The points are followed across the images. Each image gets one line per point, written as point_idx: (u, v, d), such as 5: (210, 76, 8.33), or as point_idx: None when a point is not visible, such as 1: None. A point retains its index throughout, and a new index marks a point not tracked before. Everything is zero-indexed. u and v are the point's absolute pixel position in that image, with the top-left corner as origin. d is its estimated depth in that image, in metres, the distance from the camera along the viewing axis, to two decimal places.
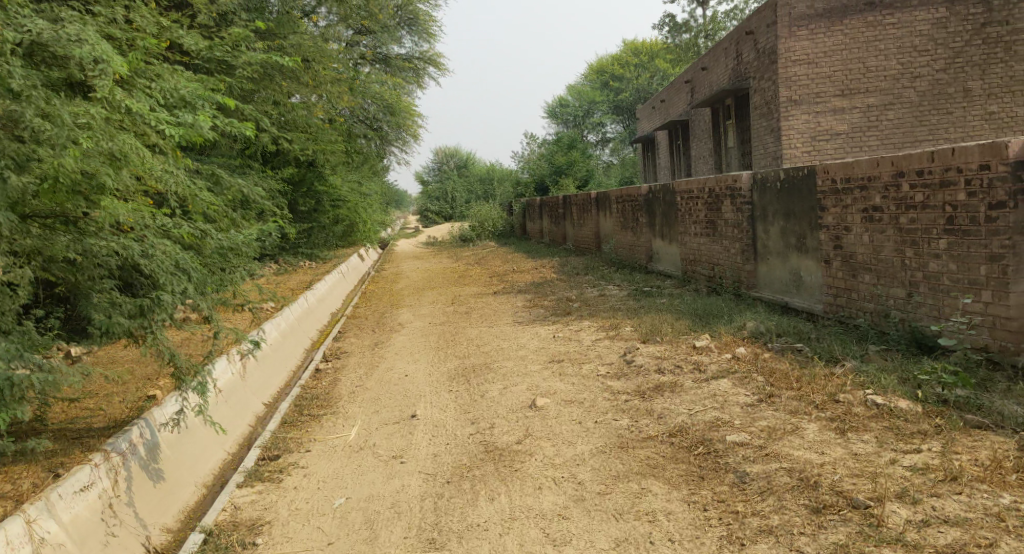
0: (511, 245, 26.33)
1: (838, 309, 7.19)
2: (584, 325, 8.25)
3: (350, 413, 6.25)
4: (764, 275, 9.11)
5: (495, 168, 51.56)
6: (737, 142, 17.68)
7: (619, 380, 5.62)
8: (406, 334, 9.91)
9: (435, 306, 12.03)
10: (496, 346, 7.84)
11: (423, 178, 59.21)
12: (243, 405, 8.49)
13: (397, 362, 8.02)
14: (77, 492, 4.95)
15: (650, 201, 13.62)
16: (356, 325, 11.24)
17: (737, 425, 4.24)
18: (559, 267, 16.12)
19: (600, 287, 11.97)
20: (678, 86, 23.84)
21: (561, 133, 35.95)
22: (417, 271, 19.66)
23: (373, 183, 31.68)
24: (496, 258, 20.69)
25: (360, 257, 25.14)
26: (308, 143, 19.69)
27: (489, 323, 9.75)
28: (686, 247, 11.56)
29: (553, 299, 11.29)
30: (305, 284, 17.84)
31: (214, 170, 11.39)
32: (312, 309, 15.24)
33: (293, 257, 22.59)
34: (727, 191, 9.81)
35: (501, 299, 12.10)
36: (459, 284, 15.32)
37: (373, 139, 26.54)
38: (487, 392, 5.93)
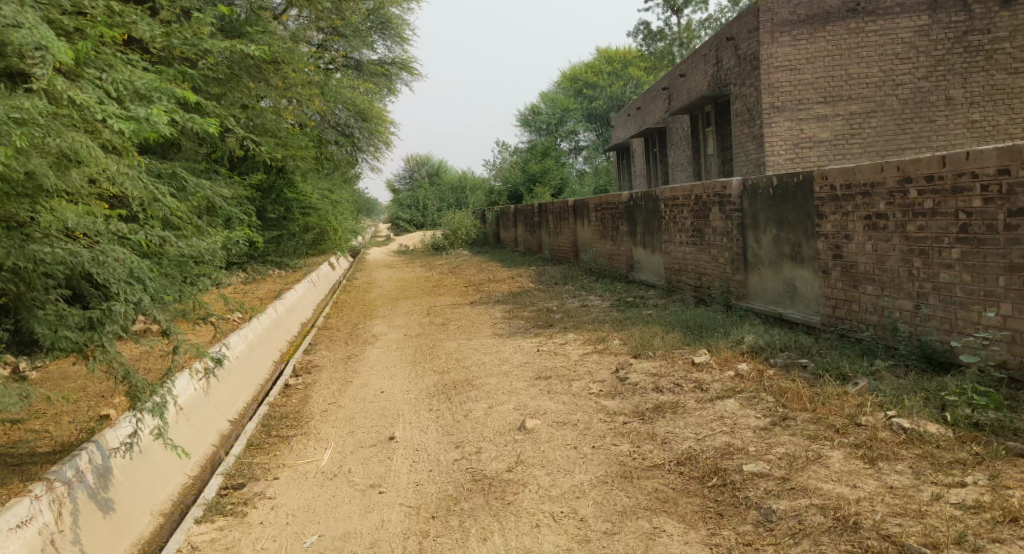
0: (486, 254, 25.89)
1: (837, 322, 6.89)
2: (570, 338, 7.82)
3: (323, 434, 5.75)
4: (754, 285, 8.81)
5: (468, 176, 51.11)
6: (717, 149, 17.50)
7: (613, 398, 5.21)
8: (381, 346, 9.42)
9: (410, 317, 11.55)
10: (476, 360, 7.40)
11: (395, 186, 58.51)
12: (206, 423, 7.94)
13: (373, 376, 7.55)
14: (13, 528, 4.40)
15: (631, 208, 13.29)
16: (328, 337, 10.70)
17: (753, 453, 3.86)
18: (536, 277, 15.71)
19: (582, 297, 11.56)
20: (655, 93, 23.68)
21: (536, 141, 35.69)
22: (390, 280, 19.11)
23: (344, 190, 30.99)
24: (472, 267, 20.25)
25: (330, 266, 24.48)
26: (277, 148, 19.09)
27: (468, 335, 9.28)
28: (670, 256, 11.23)
29: (533, 309, 10.85)
30: (274, 293, 17.22)
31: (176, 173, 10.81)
32: (281, 319, 14.66)
33: (261, 266, 21.89)
34: (715, 197, 9.51)
35: (478, 309, 11.62)
36: (434, 294, 14.82)
37: (344, 145, 25.95)
38: (471, 412, 5.49)
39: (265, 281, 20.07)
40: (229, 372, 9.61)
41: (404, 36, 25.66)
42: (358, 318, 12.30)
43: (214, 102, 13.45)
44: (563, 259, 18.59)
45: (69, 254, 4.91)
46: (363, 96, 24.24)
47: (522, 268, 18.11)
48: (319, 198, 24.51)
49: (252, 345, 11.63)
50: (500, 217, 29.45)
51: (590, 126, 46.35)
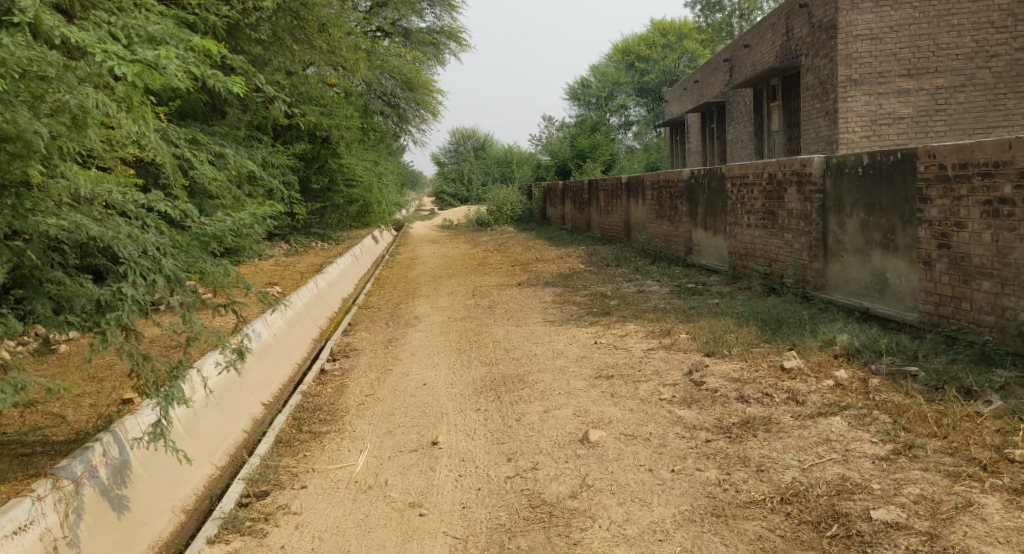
0: (532, 231, 25.18)
1: (941, 321, 6.03)
2: (630, 330, 7.11)
3: (358, 433, 5.17)
4: (835, 275, 7.94)
5: (514, 150, 50.29)
6: (783, 126, 16.40)
7: (690, 409, 4.48)
8: (423, 330, 8.83)
9: (454, 297, 10.94)
10: (527, 351, 6.73)
11: (440, 159, 57.99)
12: (238, 407, 7.48)
13: (414, 365, 6.95)
14: (11, 535, 3.92)
15: (692, 186, 12.43)
16: (368, 317, 10.15)
17: (880, 492, 3.11)
18: (587, 257, 14.96)
19: (637, 282, 10.79)
20: (714, 66, 22.51)
21: (585, 116, 34.71)
22: (434, 256, 18.54)
23: (389, 162, 30.49)
24: (518, 244, 19.58)
25: (373, 239, 24.06)
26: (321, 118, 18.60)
27: (516, 321, 8.62)
28: (736, 239, 10.37)
29: (586, 294, 10.14)
30: (316, 267, 16.83)
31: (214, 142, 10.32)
32: (321, 294, 14.25)
33: (304, 238, 21.56)
34: (793, 177, 8.62)
35: (527, 292, 10.95)
36: (479, 273, 14.18)
37: (389, 116, 25.36)
38: (524, 416, 4.82)
39: (308, 254, 19.71)
40: (265, 352, 9.19)
41: (453, 4, 24.88)
42: (400, 297, 11.74)
43: (255, 67, 12.92)
44: (614, 238, 17.78)
45: (77, 227, 4.40)
46: (409, 65, 23.54)
47: (571, 247, 17.37)
48: (364, 170, 24.05)
49: (290, 323, 11.21)
50: (547, 193, 28.67)
51: (641, 101, 44.95)
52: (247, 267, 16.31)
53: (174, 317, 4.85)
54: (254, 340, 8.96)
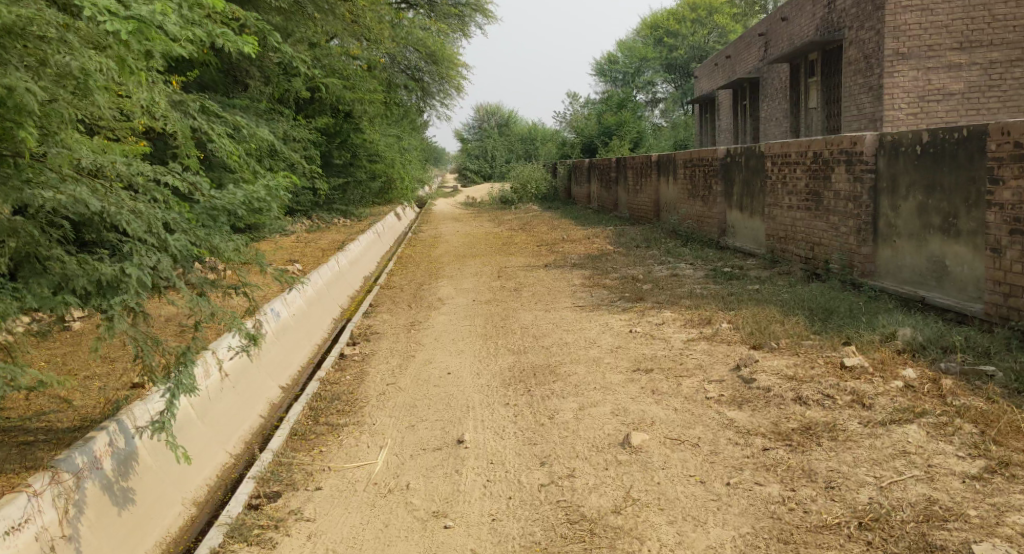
0: (557, 210, 24.70)
1: (1011, 314, 5.53)
2: (667, 317, 6.68)
3: (377, 426, 4.81)
4: (886, 261, 7.43)
5: (539, 127, 49.58)
6: (822, 102, 15.71)
7: (742, 410, 4.07)
8: (445, 313, 8.45)
9: (479, 279, 10.56)
10: (557, 340, 6.34)
11: (463, 136, 57.42)
12: (254, 391, 7.17)
13: (437, 351, 6.58)
14: (3, 535, 3.58)
15: (727, 165, 11.89)
16: (389, 298, 9.80)
17: (977, 522, 2.69)
18: (615, 238, 14.49)
19: (670, 265, 10.32)
20: (748, 40, 21.71)
21: (612, 92, 33.98)
22: (457, 234, 18.15)
23: (412, 138, 30.07)
24: (543, 224, 19.12)
25: (396, 216, 23.70)
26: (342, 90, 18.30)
27: (543, 305, 8.22)
28: (776, 222, 9.85)
29: (616, 277, 9.70)
30: (337, 244, 16.54)
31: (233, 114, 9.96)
32: (342, 272, 13.94)
33: (326, 215, 21.28)
34: (842, 155, 8.08)
35: (554, 274, 10.53)
36: (503, 252, 13.77)
37: (412, 90, 24.86)
38: (557, 413, 4.44)
39: (330, 231, 19.42)
40: (283, 333, 8.89)
41: None
42: (423, 278, 11.37)
43: (275, 37, 12.52)
44: (643, 218, 17.25)
45: (76, 199, 4.06)
46: (433, 38, 23.00)
47: (598, 227, 16.89)
48: (387, 146, 23.67)
49: (311, 302, 10.91)
50: (572, 170, 28.10)
51: (669, 77, 43.91)
52: (267, 243, 16.05)
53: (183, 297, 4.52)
54: (271, 322, 8.67)
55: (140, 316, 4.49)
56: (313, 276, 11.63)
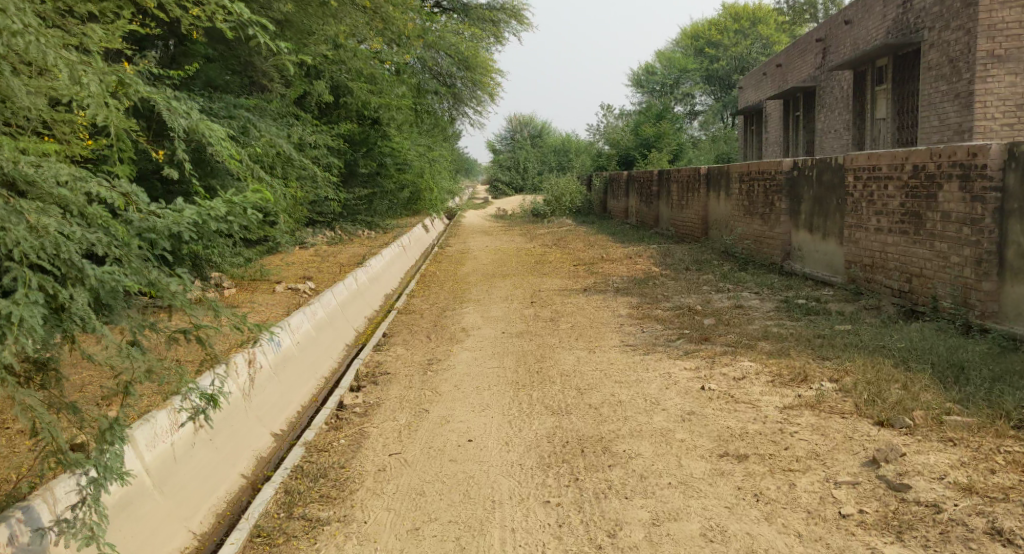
0: (593, 224, 23.36)
1: None
2: (747, 367, 5.32)
3: (370, 527, 3.50)
4: (1018, 301, 5.97)
5: (572, 139, 48.32)
6: (894, 112, 14.21)
7: (908, 548, 2.70)
8: (469, 349, 7.17)
9: (510, 304, 9.25)
10: (609, 396, 5.01)
11: (494, 147, 56.40)
12: (237, 441, 5.96)
13: (457, 406, 5.27)
14: None
15: (795, 179, 10.51)
16: (405, 326, 8.52)
17: None
18: (661, 258, 13.11)
19: (731, 294, 8.93)
20: (803, 47, 20.24)
21: (651, 103, 32.65)
22: (487, 250, 16.87)
23: (442, 147, 29.04)
24: (579, 240, 17.78)
25: (423, 227, 22.55)
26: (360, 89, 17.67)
27: (588, 342, 6.90)
28: (861, 246, 8.39)
29: (671, 307, 8.34)
30: (358, 259, 15.41)
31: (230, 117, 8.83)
32: (360, 291, 12.77)
33: (349, 226, 20.20)
34: (955, 168, 6.63)
35: (596, 300, 9.20)
36: (536, 272, 12.46)
37: (442, 97, 23.77)
38: (624, 531, 3.10)
39: (352, 243, 18.31)
40: (283, 365, 7.78)
41: None
42: (447, 301, 10.11)
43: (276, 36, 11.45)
44: (688, 236, 15.85)
45: None
46: (467, 43, 22.25)
47: (640, 245, 15.53)
48: (416, 155, 22.59)
49: (321, 326, 9.81)
50: (609, 183, 26.76)
51: (708, 89, 42.39)
52: (284, 257, 14.99)
53: (115, 350, 3.22)
54: (270, 352, 7.58)
55: (52, 379, 3.25)
56: (326, 295, 10.55)
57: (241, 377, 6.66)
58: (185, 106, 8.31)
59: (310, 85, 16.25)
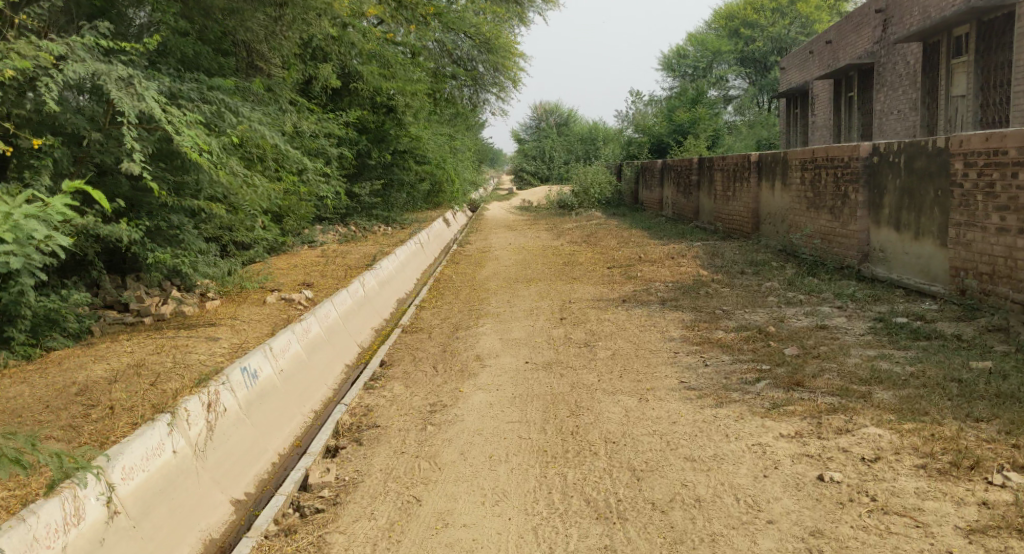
0: (625, 217, 21.76)
1: None
2: (874, 441, 3.73)
3: None
4: None
5: (600, 126, 46.55)
6: (976, 88, 12.39)
7: None
8: (485, 388, 5.66)
9: (537, 321, 7.74)
10: (679, 488, 3.46)
11: (519, 136, 54.85)
12: (175, 527, 4.50)
13: (463, 493, 3.76)
14: None
15: (876, 167, 8.82)
16: (411, 352, 7.04)
17: None
18: (709, 259, 11.49)
19: (807, 309, 7.31)
20: (857, 20, 18.36)
21: (684, 87, 30.89)
22: (511, 248, 15.35)
23: (465, 136, 27.59)
24: (611, 236, 16.20)
25: (444, 221, 21.08)
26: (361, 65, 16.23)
27: (636, 381, 5.35)
28: (975, 251, 6.72)
29: (736, 328, 6.77)
30: (368, 260, 13.98)
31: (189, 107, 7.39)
32: (368, 299, 11.32)
33: (365, 221, 18.80)
34: None
35: (640, 316, 7.65)
36: (566, 277, 10.91)
37: (462, 82, 22.28)
38: None
39: (365, 241, 16.90)
40: (258, 405, 6.40)
41: None
42: (462, 315, 8.60)
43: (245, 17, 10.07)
44: (736, 231, 14.19)
45: None
46: (489, 23, 20.80)
47: (681, 243, 13.92)
48: (436, 146, 21.14)
49: (314, 345, 8.42)
50: (641, 172, 25.09)
51: (743, 71, 40.32)
52: (287, 259, 13.62)
53: None
54: (239, 389, 6.21)
55: None
56: (323, 306, 9.17)
57: (194, 428, 5.28)
58: (140, 88, 6.84)
59: (315, 69, 14.87)
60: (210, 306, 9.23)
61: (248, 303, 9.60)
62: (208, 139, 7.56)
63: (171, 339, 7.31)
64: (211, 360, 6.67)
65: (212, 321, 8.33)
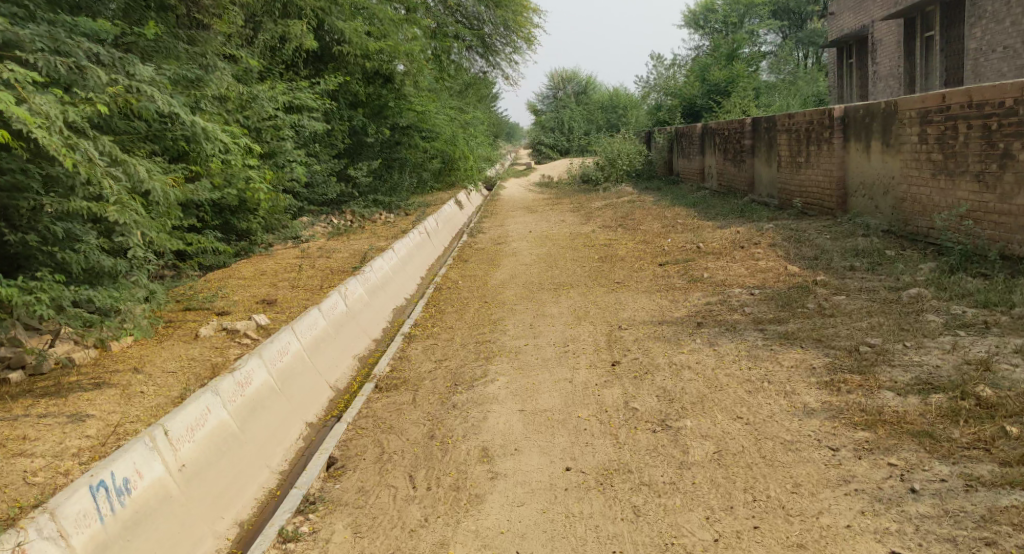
0: (665, 191, 18.96)
1: None
2: None
3: None
4: None
5: (621, 92, 43.42)
6: None
7: None
8: (497, 548, 3.06)
9: (580, 370, 5.09)
10: None
11: (535, 108, 51.81)
12: None
13: None
14: None
15: None
16: (377, 440, 4.41)
17: None
18: (796, 248, 8.72)
19: (1011, 341, 4.55)
20: None
21: (718, 43, 27.70)
22: (532, 238, 12.66)
23: (476, 108, 24.71)
24: (655, 218, 13.38)
25: (456, 204, 18.36)
26: (343, 21, 13.52)
27: (796, 548, 2.70)
28: None
29: (912, 387, 4.03)
30: (359, 260, 11.33)
31: (14, 66, 4.66)
32: (350, 315, 8.68)
33: (365, 208, 15.95)
34: None
35: (739, 356, 4.94)
36: (608, 280, 8.23)
37: (469, 44, 19.47)
38: None
39: (361, 233, 14.24)
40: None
41: None
42: (465, 357, 5.95)
43: None
44: (814, 206, 11.35)
45: None
46: None
47: (747, 224, 11.12)
48: (445, 119, 18.42)
49: (255, 405, 5.81)
50: (676, 138, 22.19)
51: (776, 25, 37.23)
52: (255, 265, 11.02)
53: None
54: (79, 532, 3.68)
55: None
56: (276, 341, 6.57)
57: None
58: None
59: (286, 27, 12.21)
60: (117, 349, 6.65)
61: (175, 341, 7.02)
62: (61, 111, 4.93)
63: (11, 425, 4.71)
64: (49, 472, 4.10)
65: (105, 379, 5.76)
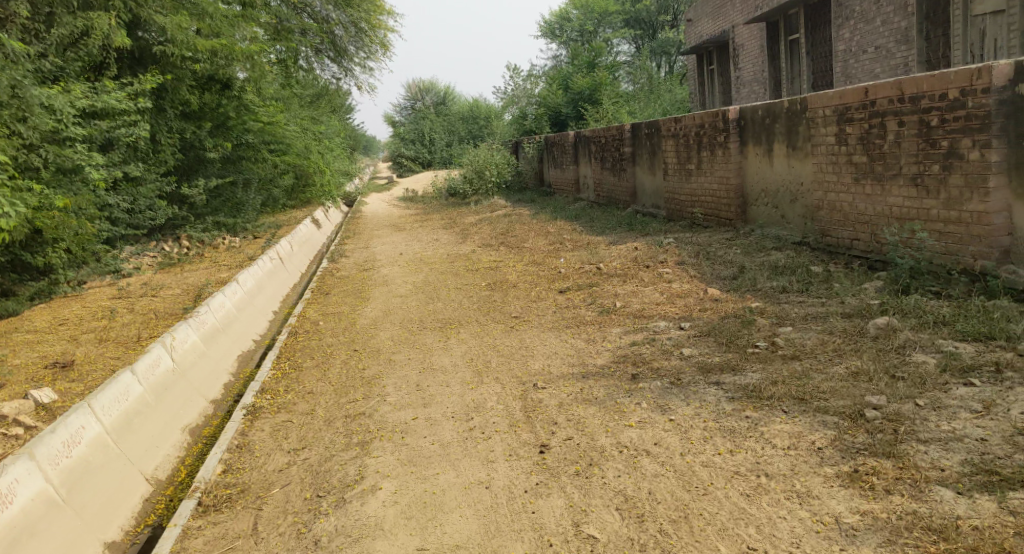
0: (540, 203, 17.91)
1: None
2: None
3: None
4: None
5: (481, 102, 42.38)
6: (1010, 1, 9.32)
7: None
8: None
9: (494, 465, 3.64)
10: None
11: (393, 119, 49.74)
12: None
13: None
14: None
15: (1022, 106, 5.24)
16: None
17: None
18: (709, 266, 7.74)
19: None
20: None
21: (580, 50, 27.29)
22: (403, 262, 11.05)
23: (330, 120, 22.63)
24: (539, 233, 12.17)
25: (313, 223, 16.37)
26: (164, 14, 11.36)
27: None
28: None
29: (970, 477, 2.91)
30: (192, 298, 9.22)
31: None
32: (181, 374, 6.30)
33: (203, 231, 13.69)
34: None
35: (707, 430, 3.67)
36: (502, 315, 6.82)
37: (317, 45, 17.51)
38: None
39: (199, 262, 12.07)
40: None
41: None
42: (330, 444, 4.33)
43: None
44: (709, 215, 10.55)
45: None
46: None
47: (642, 239, 10.14)
48: (294, 128, 16.40)
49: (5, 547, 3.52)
50: (546, 147, 21.27)
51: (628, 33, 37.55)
52: (54, 312, 8.70)
53: None
54: None
55: None
56: (59, 428, 4.21)
57: None
58: None
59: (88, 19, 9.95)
60: None
61: None
62: None
63: None
64: None
65: None
